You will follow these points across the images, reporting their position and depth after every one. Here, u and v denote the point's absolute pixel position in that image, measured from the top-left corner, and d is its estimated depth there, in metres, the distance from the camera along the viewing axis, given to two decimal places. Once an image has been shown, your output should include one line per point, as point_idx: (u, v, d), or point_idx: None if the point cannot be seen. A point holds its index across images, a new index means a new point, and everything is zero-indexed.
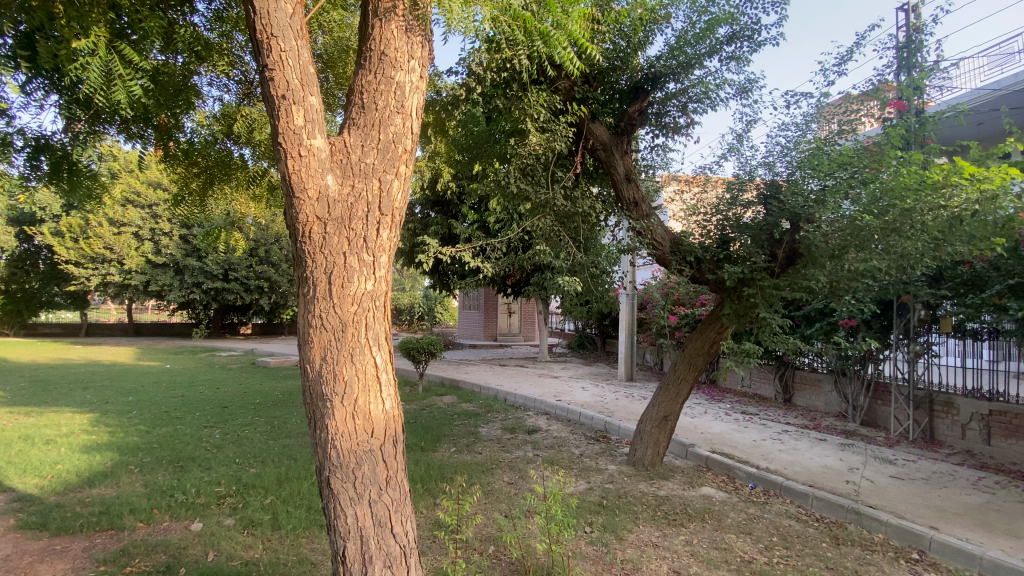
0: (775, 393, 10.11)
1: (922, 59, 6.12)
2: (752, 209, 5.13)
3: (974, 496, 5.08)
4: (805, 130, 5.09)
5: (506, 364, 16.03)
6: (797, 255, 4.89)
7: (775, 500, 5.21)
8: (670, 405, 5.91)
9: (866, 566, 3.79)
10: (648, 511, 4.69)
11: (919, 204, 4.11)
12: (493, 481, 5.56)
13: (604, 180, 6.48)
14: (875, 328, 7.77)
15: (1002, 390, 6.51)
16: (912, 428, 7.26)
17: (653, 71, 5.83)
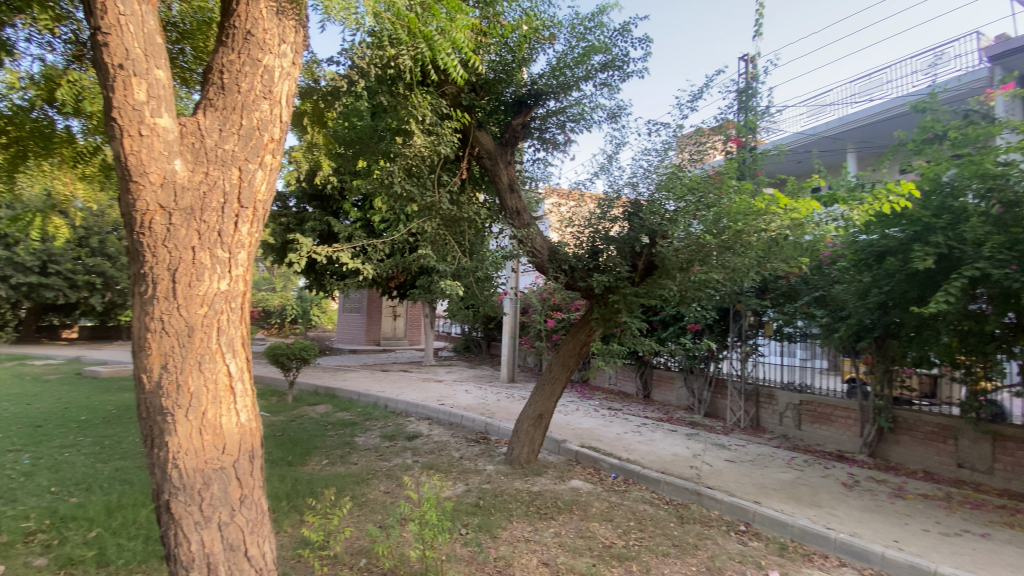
0: (638, 389, 11.15)
1: (755, 104, 7.23)
2: (619, 224, 5.59)
3: (787, 473, 6.09)
4: (664, 156, 5.70)
5: (388, 370, 15.53)
6: (654, 266, 5.42)
7: (634, 487, 5.74)
8: (546, 404, 6.22)
9: (704, 539, 4.32)
10: (522, 508, 4.87)
11: (747, 227, 4.77)
12: (368, 491, 5.35)
13: (489, 188, 6.62)
14: (716, 331, 9.01)
15: (809, 383, 7.72)
16: (743, 417, 8.51)
17: (536, 88, 6.11)
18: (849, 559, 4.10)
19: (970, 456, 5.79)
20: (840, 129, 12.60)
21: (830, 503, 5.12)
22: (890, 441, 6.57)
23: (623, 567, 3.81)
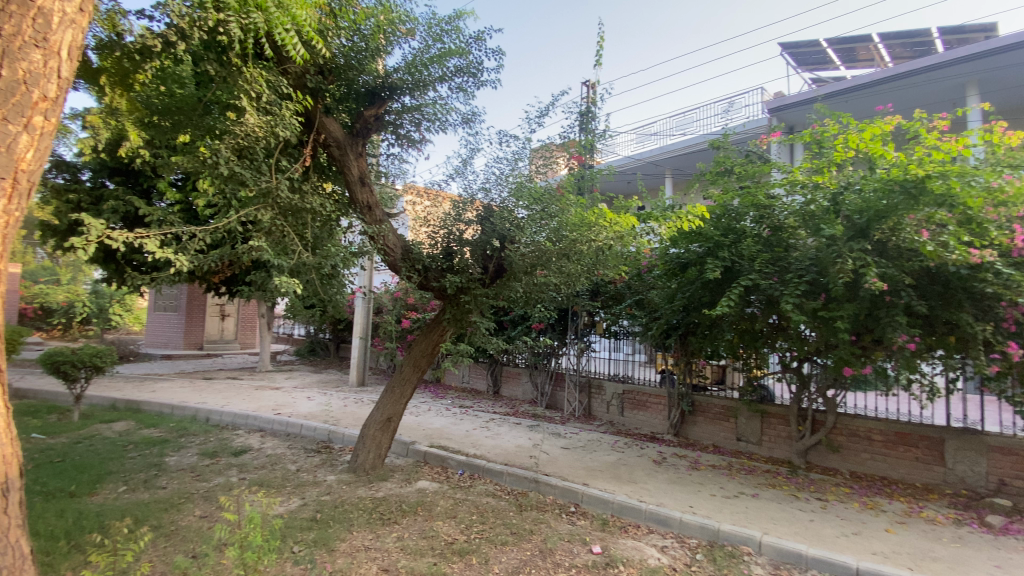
0: (488, 386, 11.54)
1: (594, 126, 8.08)
2: (472, 228, 5.66)
3: (611, 456, 6.88)
4: (515, 165, 5.99)
5: (213, 377, 13.62)
6: (504, 269, 5.63)
7: (478, 482, 5.93)
8: (394, 406, 6.06)
9: (539, 524, 4.64)
10: (363, 516, 4.68)
11: (582, 238, 5.31)
12: (179, 518, 4.62)
13: (338, 179, 6.25)
14: (557, 330, 9.76)
15: (632, 374, 8.80)
16: (578, 407, 9.39)
17: (390, 81, 5.94)
18: (656, 526, 4.76)
19: (746, 431, 7.15)
20: (662, 153, 14.53)
21: (643, 479, 5.90)
22: (691, 422, 7.81)
23: (463, 562, 3.89)
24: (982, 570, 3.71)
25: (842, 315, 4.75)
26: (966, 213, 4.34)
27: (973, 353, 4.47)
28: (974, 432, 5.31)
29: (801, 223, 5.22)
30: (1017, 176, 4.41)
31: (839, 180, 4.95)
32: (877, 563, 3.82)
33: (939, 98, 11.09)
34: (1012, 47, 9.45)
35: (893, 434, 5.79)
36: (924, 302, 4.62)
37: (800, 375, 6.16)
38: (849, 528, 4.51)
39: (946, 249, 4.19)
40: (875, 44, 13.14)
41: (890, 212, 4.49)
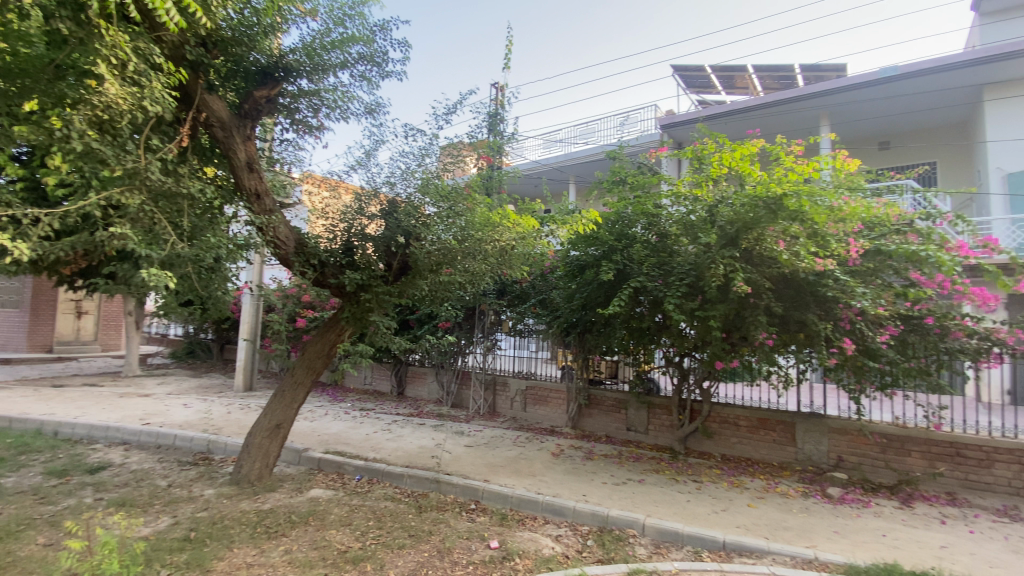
0: (391, 387, 11.20)
1: (502, 129, 8.22)
2: (376, 223, 5.39)
3: (513, 451, 7.02)
4: (421, 160, 5.88)
5: (64, 384, 11.70)
6: (408, 266, 5.50)
7: (376, 486, 5.73)
8: (285, 411, 5.65)
9: (438, 524, 4.61)
10: (246, 531, 4.31)
11: (486, 237, 5.42)
12: (10, 551, 3.91)
13: (223, 162, 5.72)
14: (463, 328, 9.72)
15: (536, 371, 9.05)
16: (482, 405, 9.46)
17: (285, 62, 5.56)
18: (551, 517, 4.95)
19: (635, 421, 7.69)
20: (564, 161, 15.12)
21: (542, 472, 6.10)
22: (587, 415, 8.24)
23: (357, 570, 3.74)
24: (821, 533, 4.33)
25: (715, 314, 5.27)
26: (814, 227, 4.99)
27: (816, 347, 5.20)
28: (818, 415, 6.18)
29: (682, 232, 5.72)
30: (853, 198, 5.22)
31: (715, 194, 5.48)
32: (739, 534, 4.30)
33: (797, 126, 12.80)
34: (851, 88, 11.19)
35: (756, 419, 6.58)
36: (780, 304, 5.28)
37: (680, 368, 6.73)
38: (719, 506, 5.03)
39: (798, 258, 4.80)
40: (749, 74, 14.78)
41: (754, 223, 5.06)
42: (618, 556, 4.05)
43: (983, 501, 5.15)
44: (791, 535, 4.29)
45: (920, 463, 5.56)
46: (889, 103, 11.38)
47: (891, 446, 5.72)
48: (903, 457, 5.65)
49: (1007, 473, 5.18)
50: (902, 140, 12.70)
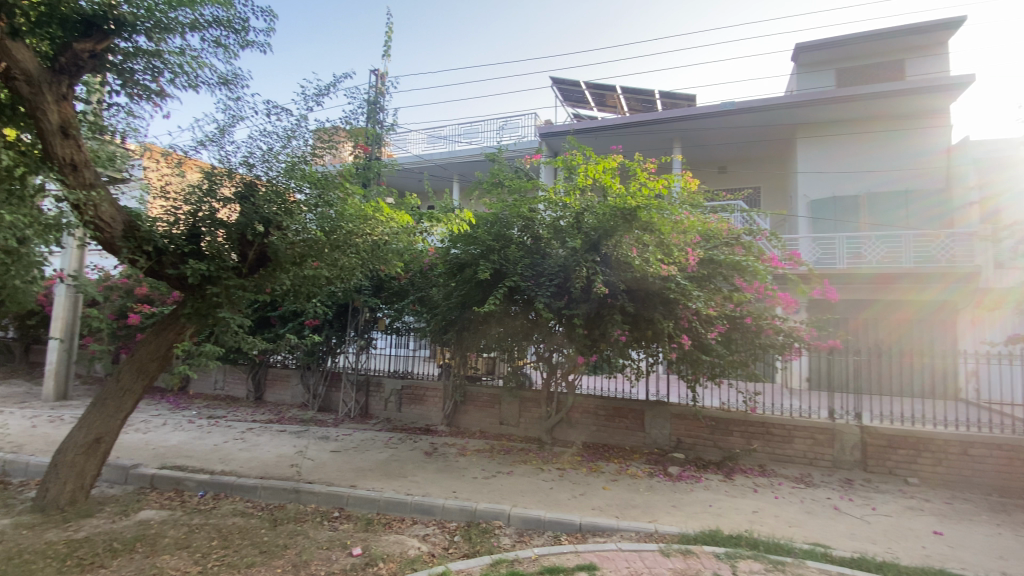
0: (248, 392, 10.16)
1: (380, 118, 7.92)
2: (229, 207, 4.82)
3: (383, 453, 6.81)
4: (286, 142, 5.39)
5: None
6: (267, 258, 5.00)
7: (224, 501, 5.16)
8: (106, 423, 4.78)
9: (296, 537, 4.29)
10: (48, 568, 3.59)
11: (354, 230, 5.14)
12: None
13: (26, 123, 4.69)
14: (334, 327, 9.17)
15: (411, 370, 8.89)
16: (353, 407, 9.02)
17: (117, 15, 4.61)
18: (420, 516, 4.89)
19: (507, 415, 7.94)
20: (446, 159, 15.03)
21: (413, 472, 6.00)
22: (461, 411, 8.31)
23: None
24: (661, 508, 4.87)
25: (578, 313, 5.73)
26: (663, 237, 5.62)
27: (661, 342, 5.85)
28: (663, 403, 6.98)
29: (552, 236, 6.06)
30: (693, 213, 5.95)
31: (580, 202, 5.83)
32: (594, 516, 4.67)
33: (655, 146, 14.25)
34: (699, 116, 12.82)
35: (612, 407, 7.22)
36: (632, 305, 5.83)
37: (548, 364, 7.04)
38: (578, 491, 5.41)
39: (647, 264, 5.36)
40: (618, 93, 16.10)
41: (612, 231, 5.56)
42: (483, 548, 4.14)
43: (783, 470, 6.22)
44: (638, 512, 4.77)
45: (740, 441, 6.55)
46: (727, 133, 13.29)
47: (719, 427, 6.66)
48: (727, 437, 6.61)
49: (801, 445, 6.31)
50: (736, 166, 14.84)
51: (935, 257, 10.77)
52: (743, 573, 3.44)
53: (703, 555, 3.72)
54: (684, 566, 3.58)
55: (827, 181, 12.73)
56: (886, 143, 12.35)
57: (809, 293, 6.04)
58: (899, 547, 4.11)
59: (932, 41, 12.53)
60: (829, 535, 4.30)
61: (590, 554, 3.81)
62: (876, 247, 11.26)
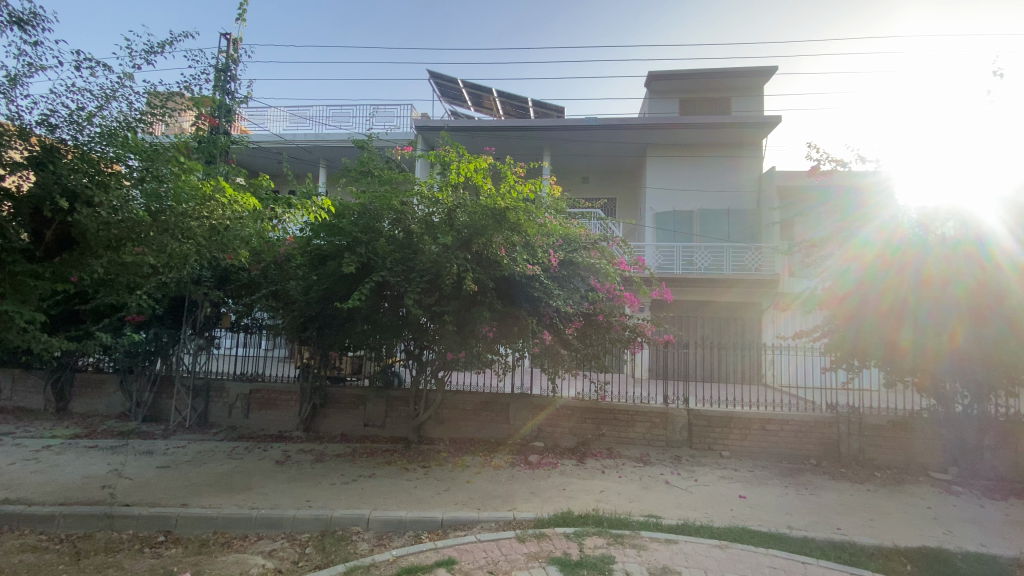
0: (46, 403, 8.33)
1: (232, 89, 7.04)
2: (21, 174, 3.84)
3: (226, 465, 6.08)
4: (103, 103, 4.46)
5: None
6: (72, 240, 4.12)
7: (4, 539, 4.18)
8: None
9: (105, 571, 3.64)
10: None
11: (189, 210, 4.54)
12: None
13: None
14: (167, 324, 7.99)
15: (262, 372, 8.06)
16: (190, 415, 7.91)
17: None
18: (266, 531, 4.47)
19: (372, 416, 7.63)
20: (312, 142, 13.95)
21: (260, 484, 5.45)
22: (321, 414, 7.76)
23: None
24: (521, 496, 5.10)
25: (448, 310, 5.74)
26: (528, 238, 5.85)
27: (524, 338, 6.01)
28: (526, 396, 7.31)
29: (424, 232, 5.92)
30: (555, 218, 6.28)
31: (452, 199, 5.78)
32: (455, 510, 4.72)
33: (526, 152, 14.81)
34: (565, 126, 13.66)
35: (480, 402, 7.37)
36: (501, 302, 5.97)
37: (418, 361, 6.91)
38: (441, 487, 5.41)
39: (515, 263, 5.55)
40: (494, 96, 16.49)
41: (482, 231, 5.53)
42: (338, 557, 3.93)
43: (627, 451, 6.93)
44: (498, 502, 4.92)
45: (592, 427, 7.14)
46: (590, 145, 14.39)
47: (575, 417, 7.17)
48: (581, 424, 7.17)
49: (642, 429, 7.09)
50: (598, 177, 16.11)
51: (747, 267, 13.03)
52: (588, 549, 3.76)
53: (555, 537, 3.98)
54: (538, 549, 3.78)
55: (670, 197, 14.47)
56: (714, 169, 14.44)
57: (650, 294, 6.79)
58: (713, 510, 4.84)
59: (749, 85, 14.93)
60: (661, 506, 4.90)
61: (448, 549, 3.84)
62: (704, 257, 13.26)
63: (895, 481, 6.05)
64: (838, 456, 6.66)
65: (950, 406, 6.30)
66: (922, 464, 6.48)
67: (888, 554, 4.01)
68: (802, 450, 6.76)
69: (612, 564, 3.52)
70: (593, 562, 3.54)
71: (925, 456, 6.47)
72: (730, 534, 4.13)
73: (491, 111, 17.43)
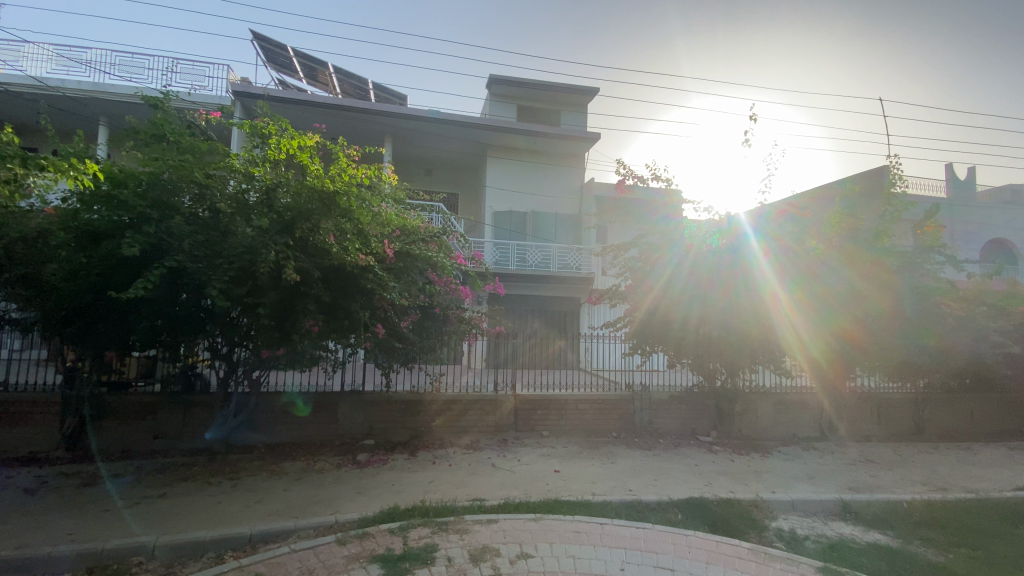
0: None
1: None
2: None
3: None
4: None
5: None
6: None
7: None
8: None
9: None
10: None
11: None
12: None
13: None
14: None
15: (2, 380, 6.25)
16: None
17: None
18: None
19: (166, 427, 6.45)
20: (86, 92, 11.22)
21: None
22: (91, 429, 6.26)
23: None
24: (345, 497, 4.85)
25: (264, 301, 5.09)
26: (361, 227, 5.47)
27: (356, 332, 5.64)
28: (356, 392, 6.98)
29: (235, 212, 5.09)
30: (391, 208, 6.05)
31: (271, 176, 5.08)
32: (268, 522, 4.28)
33: (364, 136, 14.06)
34: (407, 115, 13.34)
35: (304, 402, 6.77)
36: (329, 294, 5.52)
37: (229, 360, 6.10)
38: (252, 499, 4.85)
39: (345, 252, 5.16)
40: (330, 71, 15.31)
41: (308, 215, 5.10)
42: None
43: (458, 440, 7.11)
44: (320, 507, 4.61)
45: (424, 419, 7.14)
46: (431, 138, 14.26)
47: (407, 410, 7.08)
48: (414, 417, 7.10)
49: (473, 417, 7.34)
50: (439, 170, 16.10)
51: (571, 266, 14.37)
52: (412, 541, 3.75)
53: (379, 534, 3.88)
54: (359, 549, 3.64)
55: (507, 197, 15.17)
56: (546, 174, 15.56)
57: (484, 288, 7.02)
58: (531, 487, 5.25)
59: (578, 102, 16.42)
60: (486, 489, 5.14)
61: (256, 565, 3.48)
62: (535, 255, 14.25)
63: (675, 446, 7.31)
64: (634, 428, 7.78)
65: (712, 380, 7.79)
66: (693, 429, 7.95)
67: (665, 506, 4.83)
68: (608, 426, 7.74)
69: (435, 552, 3.58)
70: (416, 553, 3.55)
71: (695, 423, 7.96)
72: (544, 507, 4.52)
73: (326, 87, 16.15)
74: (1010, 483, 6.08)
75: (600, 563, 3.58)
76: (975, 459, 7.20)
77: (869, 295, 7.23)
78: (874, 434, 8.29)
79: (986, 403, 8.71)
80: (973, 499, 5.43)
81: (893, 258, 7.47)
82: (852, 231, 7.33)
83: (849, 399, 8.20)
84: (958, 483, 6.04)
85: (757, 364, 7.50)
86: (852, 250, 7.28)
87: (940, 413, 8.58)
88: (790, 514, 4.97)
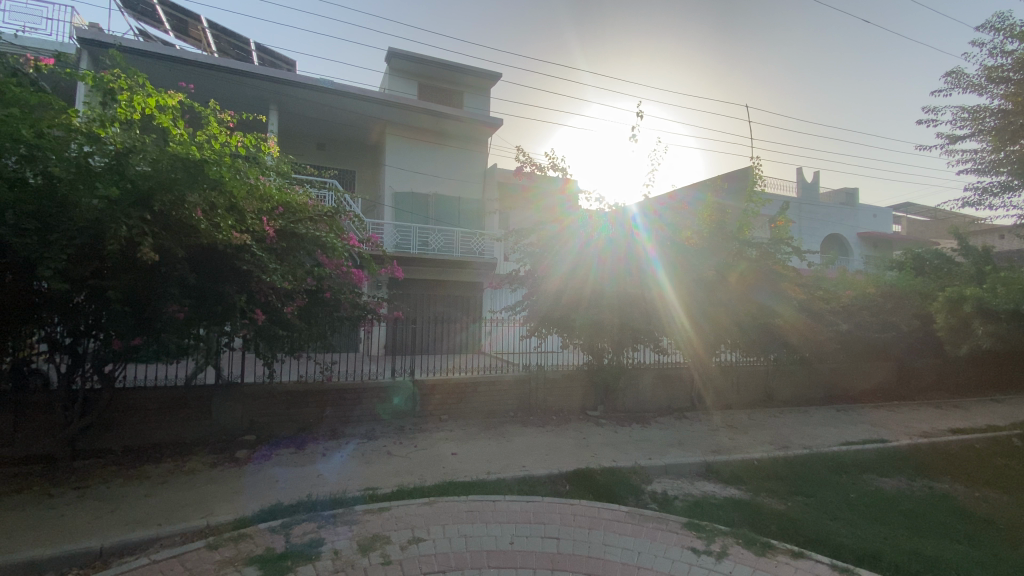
0: None
1: None
2: None
3: None
4: None
5: None
6: None
7: None
8: None
9: None
10: None
11: None
12: None
13: None
14: None
15: None
16: None
17: None
18: None
19: None
20: None
21: None
22: None
23: None
24: (221, 498, 4.46)
25: (114, 284, 4.46)
26: (234, 201, 5.00)
27: (230, 319, 5.18)
28: (234, 385, 6.38)
29: (76, 178, 4.23)
30: (271, 181, 5.58)
31: (124, 140, 4.36)
32: (123, 533, 3.79)
33: (247, 102, 12.73)
34: (295, 83, 12.27)
35: (171, 398, 6.04)
36: (197, 277, 5.00)
37: (73, 353, 5.24)
38: (104, 509, 4.24)
39: (216, 230, 4.65)
40: (203, 26, 13.58)
41: (171, 184, 4.47)
42: None
43: (352, 429, 6.84)
44: (189, 511, 4.18)
45: (315, 409, 6.77)
46: (325, 109, 13.30)
47: (294, 401, 6.64)
48: (303, 409, 6.69)
49: (369, 404, 7.11)
50: (333, 145, 15.10)
51: (473, 250, 14.41)
52: (296, 538, 3.56)
53: (258, 534, 3.62)
54: (234, 552, 3.37)
55: (407, 178, 14.70)
56: (448, 157, 15.29)
57: (381, 272, 6.68)
58: (426, 472, 5.23)
59: (482, 85, 16.25)
60: (380, 477, 5.04)
61: None
62: (437, 238, 14.08)
63: (566, 422, 7.73)
64: (529, 407, 8.08)
65: (599, 358, 8.27)
66: (583, 406, 8.44)
67: (554, 479, 5.08)
68: (505, 406, 7.94)
69: (320, 547, 3.44)
70: (299, 551, 3.37)
71: (585, 399, 8.45)
72: (438, 491, 4.54)
73: (199, 44, 14.33)
74: (834, 438, 7.29)
75: (491, 539, 3.68)
76: (809, 420, 8.52)
77: (736, 279, 8.07)
78: (733, 402, 9.45)
79: (820, 373, 10.32)
80: (807, 453, 6.43)
81: (752, 248, 8.39)
82: (720, 224, 8.11)
83: (715, 373, 9.24)
84: (797, 441, 7.10)
85: (640, 342, 8.10)
86: (718, 241, 8.07)
87: (785, 383, 10.00)
88: (663, 478, 5.51)
